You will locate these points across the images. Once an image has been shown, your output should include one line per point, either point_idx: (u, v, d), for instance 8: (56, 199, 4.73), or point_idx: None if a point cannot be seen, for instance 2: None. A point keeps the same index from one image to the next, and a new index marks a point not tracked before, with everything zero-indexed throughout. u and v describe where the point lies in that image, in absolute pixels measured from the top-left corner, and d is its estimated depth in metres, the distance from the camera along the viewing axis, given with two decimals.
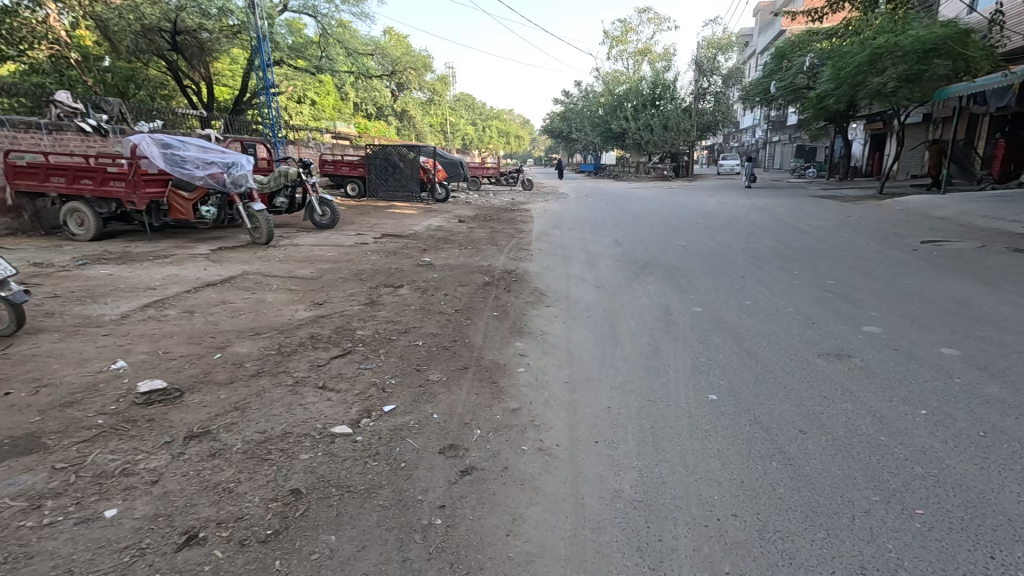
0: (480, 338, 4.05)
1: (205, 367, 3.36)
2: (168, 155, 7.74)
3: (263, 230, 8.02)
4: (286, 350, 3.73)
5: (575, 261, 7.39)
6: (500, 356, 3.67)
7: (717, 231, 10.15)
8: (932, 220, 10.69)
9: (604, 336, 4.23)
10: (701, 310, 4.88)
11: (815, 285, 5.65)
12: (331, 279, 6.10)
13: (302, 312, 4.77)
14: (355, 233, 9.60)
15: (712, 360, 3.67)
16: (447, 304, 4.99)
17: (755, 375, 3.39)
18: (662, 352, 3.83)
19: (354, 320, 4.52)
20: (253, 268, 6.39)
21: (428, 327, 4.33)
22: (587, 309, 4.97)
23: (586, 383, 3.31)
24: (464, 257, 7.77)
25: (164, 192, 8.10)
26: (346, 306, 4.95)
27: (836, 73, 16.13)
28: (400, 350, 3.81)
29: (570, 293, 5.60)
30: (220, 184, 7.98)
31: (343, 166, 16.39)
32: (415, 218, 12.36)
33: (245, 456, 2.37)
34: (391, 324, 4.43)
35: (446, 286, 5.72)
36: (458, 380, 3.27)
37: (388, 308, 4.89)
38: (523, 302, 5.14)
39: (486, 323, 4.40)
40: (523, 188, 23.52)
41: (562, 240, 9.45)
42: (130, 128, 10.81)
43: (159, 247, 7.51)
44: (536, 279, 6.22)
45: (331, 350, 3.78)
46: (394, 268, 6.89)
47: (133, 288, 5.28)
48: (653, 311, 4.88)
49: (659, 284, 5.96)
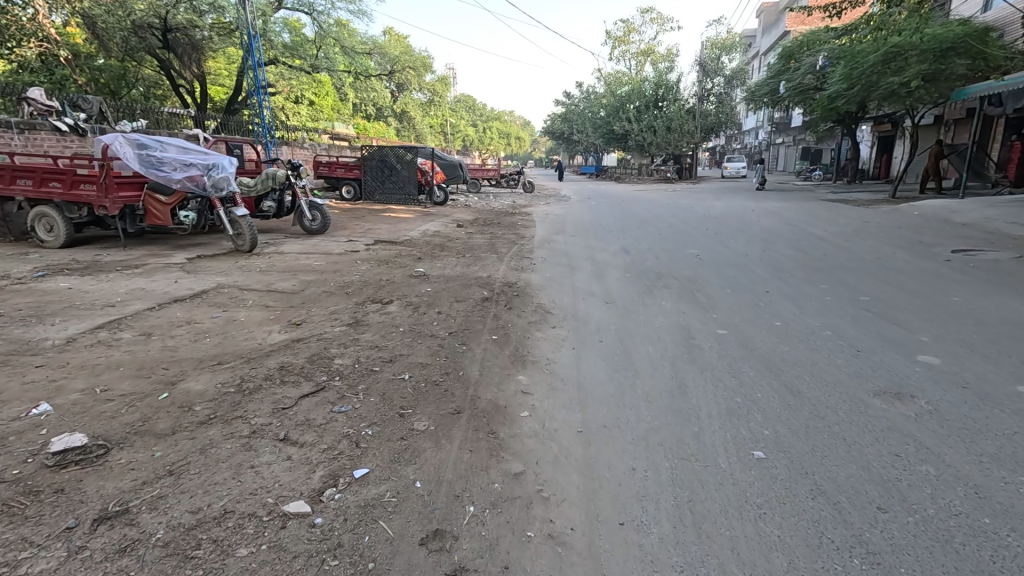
0: (476, 370, 3.49)
1: (143, 412, 2.81)
2: (143, 156, 7.21)
3: (246, 237, 7.49)
4: (248, 387, 3.18)
5: (581, 272, 6.84)
6: (499, 395, 3.11)
7: (729, 237, 9.60)
8: (955, 225, 10.15)
9: (619, 365, 3.67)
10: (727, 333, 4.33)
11: (848, 302, 5.10)
12: (314, 293, 5.55)
13: (275, 335, 4.22)
14: (346, 238, 9.06)
15: (750, 399, 3.11)
16: (440, 325, 4.45)
17: (806, 421, 2.83)
18: (689, 388, 3.27)
19: (334, 346, 3.97)
20: (230, 280, 5.85)
21: (417, 355, 3.77)
22: (598, 330, 4.41)
23: (602, 432, 2.75)
24: (462, 267, 7.24)
25: (139, 196, 7.56)
26: (326, 328, 4.40)
27: (848, 74, 15.60)
28: (382, 387, 3.25)
29: (577, 310, 5.04)
30: (200, 187, 7.44)
31: (339, 167, 15.89)
32: (411, 223, 11.82)
33: (162, 554, 1.81)
34: (376, 351, 3.88)
35: (441, 302, 5.18)
36: (448, 429, 2.71)
37: (373, 330, 4.34)
38: (526, 322, 4.58)
39: (484, 350, 3.85)
40: (524, 190, 23.00)
41: (566, 247, 8.92)
42: (111, 127, 10.29)
43: (132, 255, 6.97)
44: (540, 293, 5.67)
45: (301, 387, 3.22)
46: (385, 279, 6.36)
47: (89, 304, 4.73)
48: (673, 334, 4.33)
49: (675, 299, 5.40)
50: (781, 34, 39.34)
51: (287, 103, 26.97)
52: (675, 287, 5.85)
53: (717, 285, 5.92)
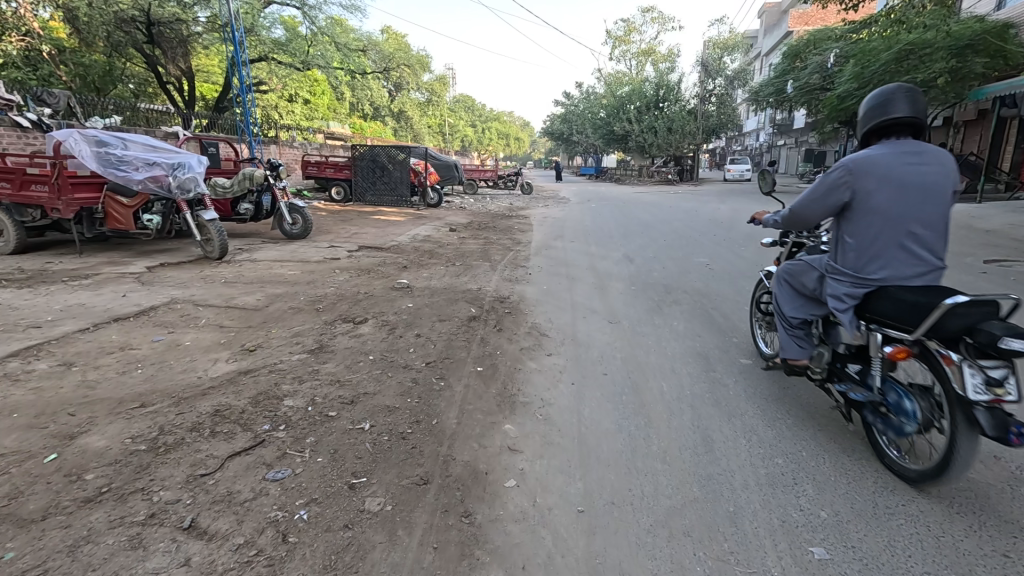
0: (454, 417, 2.86)
1: (13, 484, 2.16)
2: (102, 155, 6.61)
3: (215, 243, 6.87)
4: (165, 442, 2.55)
5: (582, 284, 6.22)
6: (479, 456, 2.49)
7: (740, 244, 8.99)
8: (978, 232, 9.57)
9: (629, 408, 3.04)
10: (753, 364, 3.70)
11: None
12: (280, 310, 4.91)
13: (221, 365, 3.57)
14: (328, 244, 8.43)
15: (794, 460, 2.48)
16: (418, 352, 3.81)
17: (872, 496, 2.21)
18: (716, 442, 2.64)
19: (287, 381, 3.33)
20: (187, 293, 5.23)
21: (384, 395, 3.12)
22: (602, 359, 3.79)
23: (610, 512, 2.13)
24: (451, 277, 6.61)
25: (99, 198, 6.91)
26: (284, 355, 3.75)
27: (859, 73, 15.01)
28: (334, 443, 2.61)
29: (577, 332, 4.41)
30: (165, 188, 6.82)
31: (329, 168, 15.28)
32: (401, 226, 11.18)
33: None
34: (338, 387, 3.25)
35: (423, 322, 4.54)
36: (408, 511, 2.08)
37: (338, 359, 3.70)
38: (518, 348, 3.95)
39: (466, 388, 3.21)
40: (523, 191, 22.44)
41: (565, 254, 8.30)
42: (80, 124, 9.65)
43: (87, 263, 6.34)
44: (535, 309, 5.07)
45: (234, 444, 2.58)
46: (364, 292, 5.74)
47: (13, 324, 4.10)
48: (690, 363, 3.71)
49: (688, 318, 4.78)
50: (784, 35, 38.81)
51: (281, 102, 26.30)
52: (686, 305, 5.23)
53: (735, 302, 5.30)
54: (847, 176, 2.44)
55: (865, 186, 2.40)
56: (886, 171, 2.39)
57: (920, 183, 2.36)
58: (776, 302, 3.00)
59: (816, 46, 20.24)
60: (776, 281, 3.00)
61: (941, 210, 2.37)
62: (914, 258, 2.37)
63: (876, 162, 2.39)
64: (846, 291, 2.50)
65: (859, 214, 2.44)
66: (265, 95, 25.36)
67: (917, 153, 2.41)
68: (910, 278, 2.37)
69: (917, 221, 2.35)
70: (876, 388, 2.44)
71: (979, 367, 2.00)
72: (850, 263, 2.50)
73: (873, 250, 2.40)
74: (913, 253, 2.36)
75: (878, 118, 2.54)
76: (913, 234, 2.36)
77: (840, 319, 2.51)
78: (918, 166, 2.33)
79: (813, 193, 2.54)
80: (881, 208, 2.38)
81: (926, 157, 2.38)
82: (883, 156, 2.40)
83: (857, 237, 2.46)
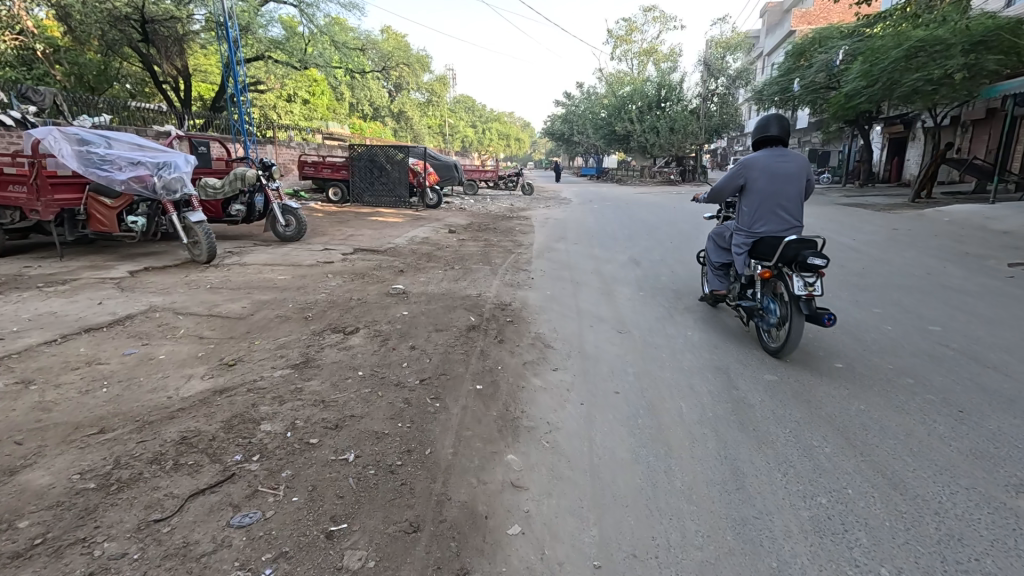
0: (450, 446, 2.54)
1: None
2: (84, 154, 6.28)
3: (202, 246, 6.56)
4: (119, 478, 2.23)
5: (588, 289, 5.90)
6: (477, 496, 2.17)
7: None
8: (996, 234, 9.26)
9: (645, 433, 2.72)
10: (778, 380, 3.38)
11: (918, 334, 4.16)
12: (266, 318, 4.60)
13: (195, 382, 3.25)
14: (322, 247, 8.11)
15: (839, 500, 2.17)
16: (411, 367, 3.49)
17: (935, 548, 1.89)
18: (747, 478, 2.32)
19: (266, 401, 3.00)
20: (168, 300, 4.92)
21: (372, 419, 2.80)
22: (614, 374, 3.47)
23: (631, 569, 1.81)
24: (450, 281, 6.30)
25: (81, 199, 6.64)
26: (264, 371, 3.43)
27: (867, 71, 14.72)
28: (312, 477, 2.30)
29: (583, 343, 4.10)
30: (149, 189, 6.50)
31: (325, 168, 14.97)
32: (398, 228, 10.87)
33: None
34: (322, 409, 2.93)
35: (418, 332, 4.22)
36: (394, 571, 1.76)
37: (324, 375, 3.38)
38: (521, 361, 3.63)
39: (464, 410, 2.89)
40: (523, 192, 22.14)
41: (568, 257, 7.99)
42: (66, 122, 9.35)
43: (66, 267, 6.04)
44: (539, 317, 4.75)
45: (197, 480, 2.26)
46: (357, 298, 5.43)
47: None
48: (709, 379, 3.39)
49: (703, 327, 4.45)
50: (787, 34, 38.45)
51: (279, 102, 26.00)
52: (699, 312, 4.92)
53: None
54: (742, 168, 3.95)
55: (752, 174, 3.91)
56: (765, 165, 3.92)
57: (783, 172, 3.88)
58: (708, 254, 4.66)
59: (822, 45, 19.94)
60: (710, 239, 4.60)
61: (798, 190, 3.89)
62: (783, 218, 3.90)
63: (759, 160, 3.90)
64: (743, 242, 4.05)
65: (750, 191, 3.97)
66: (263, 95, 25.07)
67: (783, 155, 3.93)
68: (780, 233, 3.88)
69: (782, 197, 3.89)
70: (759, 302, 3.94)
71: (803, 276, 3.45)
72: (745, 224, 4.03)
73: (758, 215, 3.93)
74: (782, 215, 3.89)
75: (762, 134, 4.05)
76: (780, 204, 3.90)
77: (738, 259, 4.10)
78: (782, 162, 3.84)
79: (723, 179, 4.08)
80: (761, 188, 3.90)
81: (789, 157, 3.90)
82: (762, 156, 3.93)
83: (749, 206, 3.97)
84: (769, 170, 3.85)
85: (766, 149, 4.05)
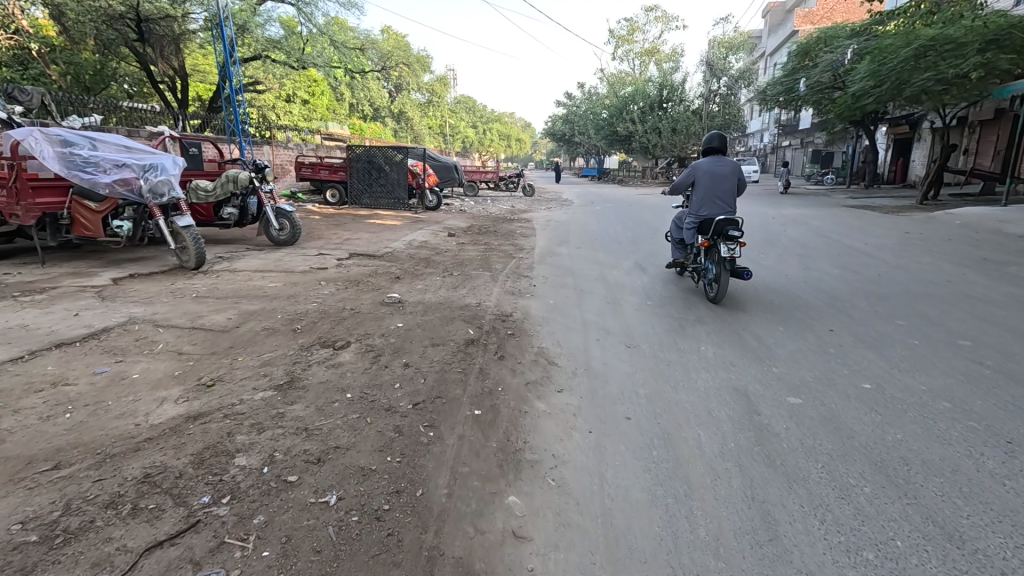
0: (444, 486, 2.27)
1: None
2: (66, 155, 6.00)
3: (191, 252, 6.31)
4: (67, 528, 1.97)
5: (592, 298, 5.63)
6: (474, 551, 1.90)
7: (758, 251, 8.41)
8: (1012, 238, 8.99)
9: (661, 469, 2.45)
10: (802, 403, 3.11)
11: (947, 350, 3.89)
12: (252, 330, 4.33)
13: (168, 406, 2.98)
14: (317, 252, 7.86)
15: (888, 554, 1.90)
16: (404, 389, 3.22)
17: None
18: (780, 526, 2.06)
19: (242, 430, 2.73)
20: (150, 310, 4.65)
21: (359, 452, 2.53)
22: (624, 396, 3.19)
23: None
24: (448, 289, 6.03)
25: (65, 204, 6.39)
26: (244, 393, 3.16)
27: (875, 70, 14.44)
28: (288, 525, 2.03)
29: (590, 359, 3.83)
30: (135, 193, 6.24)
31: (323, 170, 14.72)
32: (397, 231, 10.61)
33: None
34: (304, 439, 2.66)
35: (412, 348, 3.95)
36: None
37: (309, 398, 3.10)
38: (523, 381, 3.36)
39: (461, 441, 2.61)
40: (524, 193, 21.87)
41: (571, 262, 7.72)
42: (54, 123, 9.10)
43: (47, 274, 5.77)
44: (542, 329, 4.48)
45: (156, 530, 1.99)
46: (351, 308, 5.16)
47: None
48: (728, 402, 3.12)
49: (717, 341, 4.19)
50: (790, 34, 38.19)
51: (278, 102, 25.77)
52: (711, 324, 4.65)
53: (766, 321, 4.71)
54: (694, 170, 5.64)
55: (698, 173, 5.60)
56: (708, 168, 5.64)
57: (721, 173, 5.59)
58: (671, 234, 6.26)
59: (828, 45, 19.67)
60: (672, 224, 6.23)
61: (732, 186, 5.57)
62: (720, 205, 5.55)
63: (705, 164, 5.60)
64: (692, 222, 5.70)
65: (698, 186, 5.65)
66: (263, 96, 24.84)
67: (722, 161, 5.64)
68: (718, 215, 5.53)
69: (720, 190, 5.56)
70: (702, 264, 5.54)
71: (727, 242, 5.08)
72: (694, 209, 5.69)
73: (703, 202, 5.58)
74: (719, 203, 5.55)
75: (709, 147, 5.78)
76: (718, 195, 5.57)
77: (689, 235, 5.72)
78: (721, 166, 5.54)
79: (680, 178, 5.75)
80: (705, 183, 5.59)
81: (725, 163, 5.60)
82: (707, 162, 5.65)
83: (697, 196, 5.64)
84: (710, 171, 5.55)
85: (711, 158, 5.77)
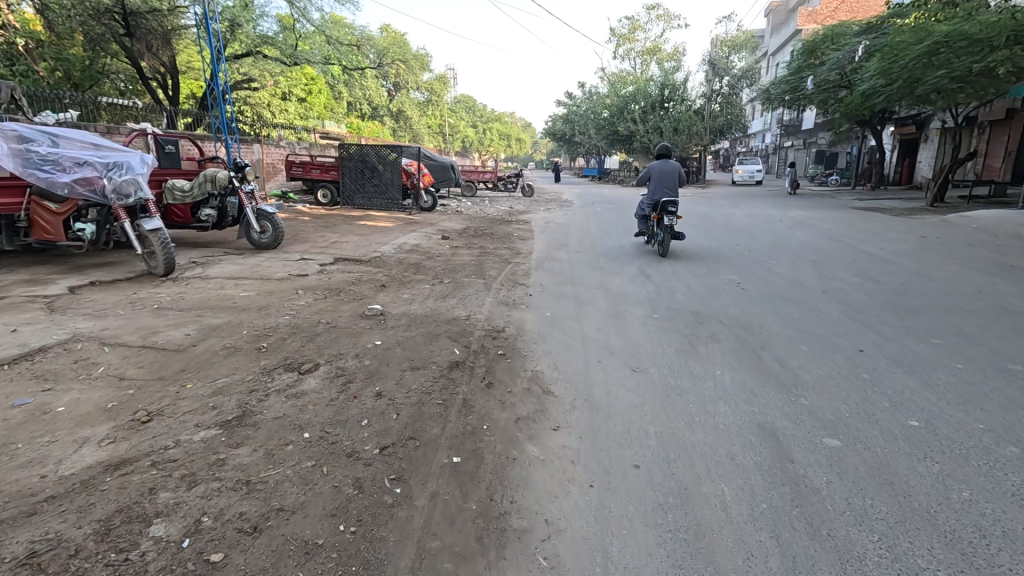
0: (405, 570, 1.81)
1: None
2: (21, 152, 5.56)
3: (159, 257, 5.84)
4: None
5: (593, 310, 5.17)
6: None
7: (767, 256, 7.96)
8: None
9: (679, 545, 1.97)
10: (840, 444, 2.64)
11: (995, 375, 3.43)
12: (211, 349, 3.85)
13: (88, 450, 2.50)
14: (300, 256, 7.39)
15: None
16: (373, 428, 2.74)
17: None
18: None
19: (169, 484, 2.25)
20: (101, 325, 4.18)
21: (305, 518, 2.05)
22: (631, 437, 2.73)
23: None
24: (437, 299, 5.56)
25: (24, 204, 5.92)
26: (182, 432, 2.67)
27: (887, 68, 14.02)
28: None
29: (591, 386, 3.35)
30: (99, 193, 5.77)
31: (314, 169, 14.26)
32: (388, 233, 10.14)
33: None
34: (242, 498, 2.17)
35: (389, 372, 3.46)
36: None
37: (258, 439, 2.62)
38: (513, 416, 2.88)
39: (433, 502, 2.15)
40: (524, 194, 21.41)
41: (570, 268, 7.26)
42: (25, 119, 8.62)
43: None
44: (538, 349, 4.00)
45: None
46: (327, 321, 4.68)
47: None
48: (754, 444, 2.65)
49: (734, 364, 3.71)
50: (793, 33, 37.77)
51: (274, 100, 25.23)
52: (726, 342, 4.17)
53: (787, 338, 4.24)
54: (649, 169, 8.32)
55: (650, 171, 8.22)
56: (658, 168, 8.31)
57: (666, 172, 8.22)
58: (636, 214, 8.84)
59: (834, 44, 19.25)
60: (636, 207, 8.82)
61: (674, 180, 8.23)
62: (667, 192, 8.20)
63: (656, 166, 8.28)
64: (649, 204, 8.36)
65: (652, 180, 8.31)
66: (258, 94, 24.21)
67: (667, 164, 8.31)
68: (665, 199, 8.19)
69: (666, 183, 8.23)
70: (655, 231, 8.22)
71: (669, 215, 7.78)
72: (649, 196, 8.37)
73: (654, 191, 8.26)
74: (666, 190, 8.20)
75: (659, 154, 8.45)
76: (665, 186, 8.24)
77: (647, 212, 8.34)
78: (667, 166, 8.21)
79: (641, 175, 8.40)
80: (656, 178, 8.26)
81: (669, 165, 8.27)
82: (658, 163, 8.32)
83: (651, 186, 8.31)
84: (659, 170, 8.23)
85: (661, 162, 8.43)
